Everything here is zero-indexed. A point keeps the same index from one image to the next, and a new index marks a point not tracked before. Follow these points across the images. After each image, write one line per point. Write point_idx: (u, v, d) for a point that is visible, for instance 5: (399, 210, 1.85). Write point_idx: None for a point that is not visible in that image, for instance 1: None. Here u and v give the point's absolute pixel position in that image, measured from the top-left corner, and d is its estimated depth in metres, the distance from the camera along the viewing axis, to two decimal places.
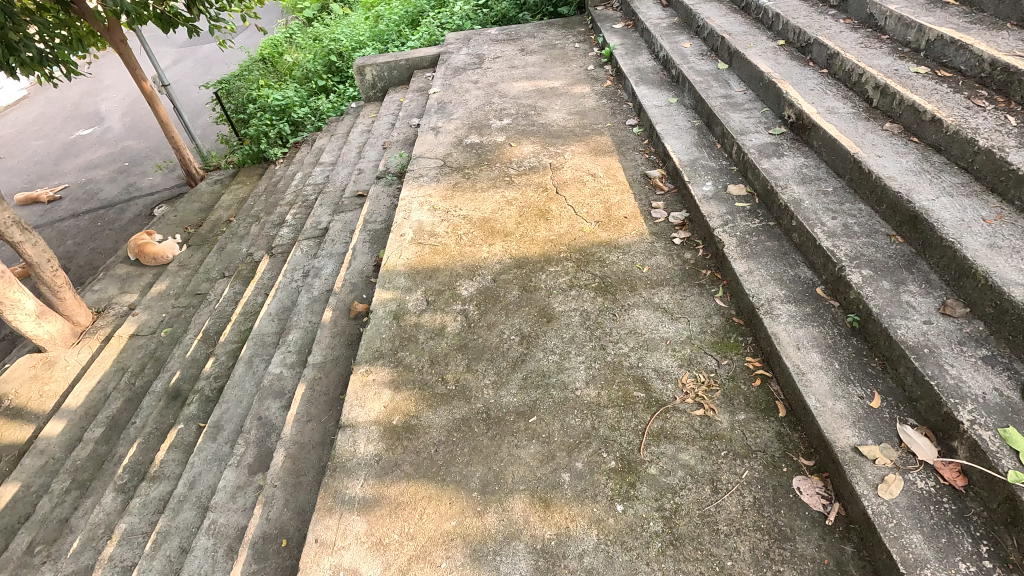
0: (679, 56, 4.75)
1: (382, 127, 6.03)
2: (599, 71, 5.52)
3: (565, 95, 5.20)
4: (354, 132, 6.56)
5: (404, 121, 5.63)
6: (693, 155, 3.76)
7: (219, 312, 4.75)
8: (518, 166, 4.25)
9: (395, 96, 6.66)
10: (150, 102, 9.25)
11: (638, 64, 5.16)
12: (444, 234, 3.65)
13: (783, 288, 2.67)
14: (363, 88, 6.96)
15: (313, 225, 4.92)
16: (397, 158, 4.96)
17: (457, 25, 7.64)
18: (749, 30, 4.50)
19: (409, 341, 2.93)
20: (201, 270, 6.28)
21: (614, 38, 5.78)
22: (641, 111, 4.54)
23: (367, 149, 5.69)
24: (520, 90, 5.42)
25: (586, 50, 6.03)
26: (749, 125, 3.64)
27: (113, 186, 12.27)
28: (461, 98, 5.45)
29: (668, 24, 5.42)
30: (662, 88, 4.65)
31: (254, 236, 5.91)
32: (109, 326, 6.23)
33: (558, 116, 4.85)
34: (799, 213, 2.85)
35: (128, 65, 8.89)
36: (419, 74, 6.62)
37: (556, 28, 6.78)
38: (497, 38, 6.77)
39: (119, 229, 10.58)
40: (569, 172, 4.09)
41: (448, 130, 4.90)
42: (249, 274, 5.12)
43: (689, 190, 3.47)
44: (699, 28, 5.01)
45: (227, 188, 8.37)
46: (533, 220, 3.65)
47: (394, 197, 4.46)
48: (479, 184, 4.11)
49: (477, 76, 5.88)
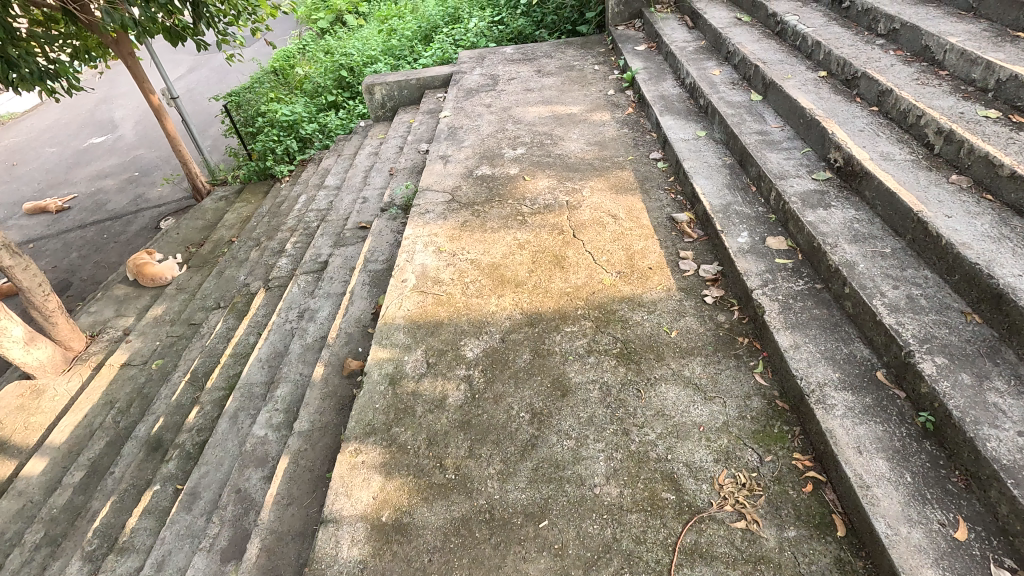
0: (707, 85, 4.41)
1: (390, 151, 5.75)
2: (619, 97, 5.20)
3: (583, 123, 4.89)
4: (361, 154, 6.29)
5: (413, 146, 5.34)
6: (725, 199, 3.41)
7: (210, 351, 4.46)
8: (532, 204, 3.92)
9: (404, 117, 6.39)
10: (158, 116, 9.05)
11: (663, 90, 4.83)
12: (449, 281, 3.33)
13: (837, 370, 2.30)
14: (372, 107, 6.69)
15: (313, 257, 4.63)
16: (403, 188, 4.66)
17: (471, 43, 7.36)
18: (785, 59, 4.15)
19: (405, 413, 2.59)
20: (198, 296, 6.02)
21: (636, 61, 5.46)
22: (666, 143, 4.21)
23: (373, 175, 5.41)
24: (536, 116, 5.11)
25: (606, 73, 5.72)
26: (790, 168, 3.28)
27: (122, 197, 12.14)
28: (473, 123, 5.16)
29: (695, 48, 5.09)
30: (689, 119, 4.31)
31: (253, 263, 5.64)
32: (102, 352, 5.98)
33: (576, 147, 4.53)
34: (853, 279, 2.49)
35: (136, 78, 8.70)
36: (430, 94, 6.34)
37: (574, 48, 6.48)
38: (512, 57, 6.48)
39: (124, 242, 10.41)
40: (587, 212, 3.75)
41: (458, 160, 4.59)
42: (244, 307, 4.84)
43: (722, 240, 3.11)
44: (729, 54, 4.68)
45: (232, 206, 8.14)
46: (548, 268, 3.32)
47: (397, 233, 4.15)
48: (490, 223, 3.79)
49: (490, 99, 5.58)
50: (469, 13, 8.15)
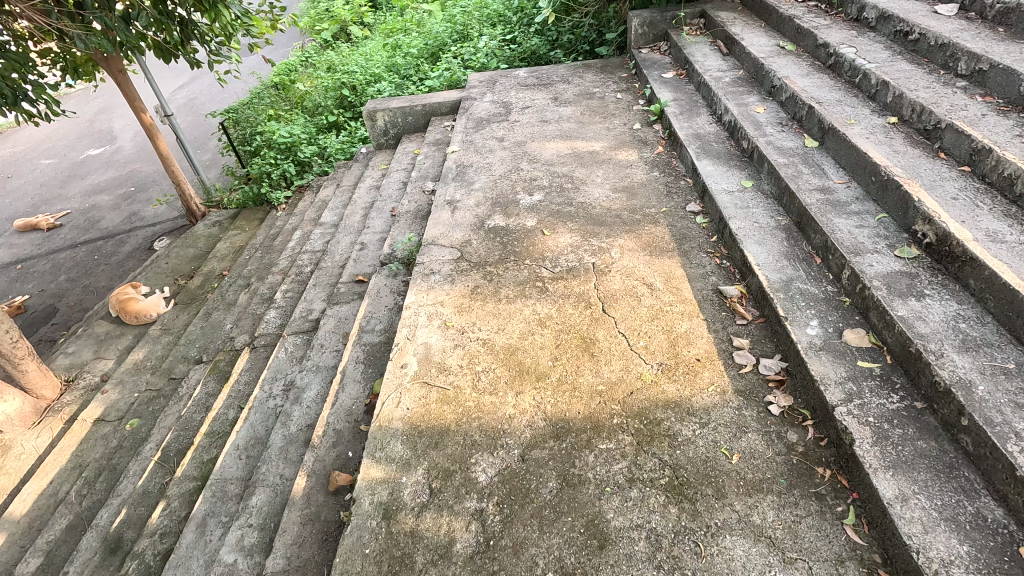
0: (751, 125, 3.89)
1: (392, 187, 5.26)
2: (646, 132, 4.68)
3: (607, 163, 4.38)
4: (361, 186, 5.79)
5: (418, 184, 4.84)
6: (785, 272, 2.88)
7: (185, 422, 3.95)
8: (553, 266, 3.40)
9: (409, 146, 5.90)
10: (150, 135, 8.57)
11: (697, 128, 4.32)
12: (457, 368, 2.81)
13: (963, 540, 1.77)
14: (374, 134, 6.19)
15: (304, 314, 4.12)
16: (405, 239, 4.13)
17: (480, 64, 6.86)
18: (844, 98, 3.62)
19: (404, 565, 2.07)
20: (182, 341, 5.52)
21: (665, 91, 4.95)
22: (706, 194, 3.68)
23: (372, 215, 4.90)
24: (554, 153, 4.61)
25: (630, 103, 5.22)
26: (865, 239, 2.75)
27: (116, 214, 11.72)
28: (483, 160, 4.66)
29: (732, 79, 4.57)
30: (730, 166, 3.79)
31: (241, 309, 5.14)
32: (76, 402, 5.48)
33: (601, 194, 4.01)
34: (975, 410, 1.95)
35: (127, 96, 8.22)
36: (437, 121, 5.86)
37: (593, 73, 5.98)
38: (526, 82, 5.99)
39: (115, 264, 9.95)
40: (617, 278, 3.23)
41: (468, 206, 4.08)
42: (226, 366, 4.33)
43: (788, 331, 2.57)
44: (773, 88, 4.15)
45: (225, 233, 7.68)
46: (574, 354, 2.79)
47: (398, 295, 3.63)
48: (504, 289, 3.26)
49: (503, 131, 5.09)
50: (479, 31, 7.65)
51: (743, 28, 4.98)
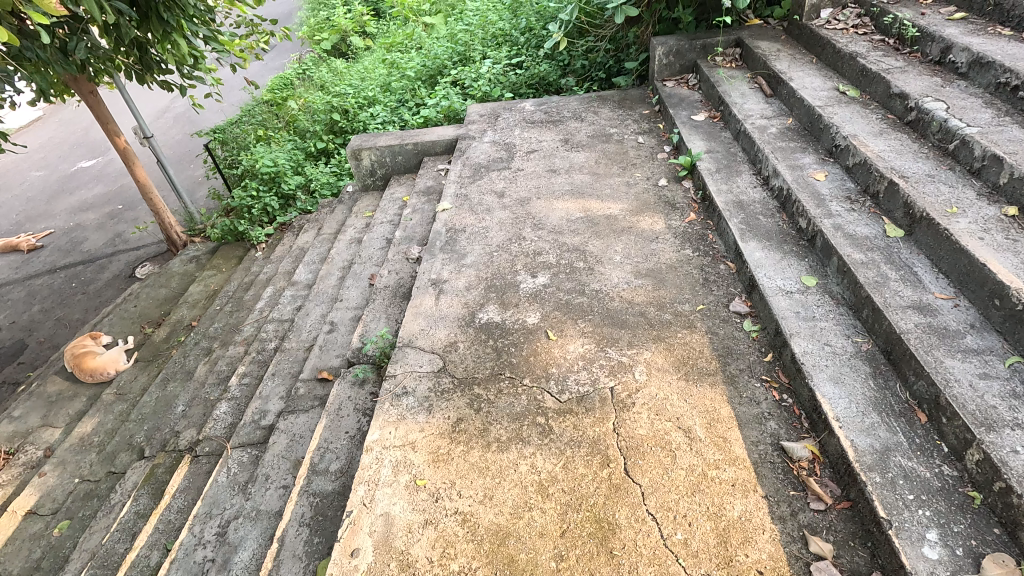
0: (810, 198, 3.10)
1: (375, 243, 4.52)
2: (673, 193, 3.91)
3: (628, 232, 3.62)
4: (341, 236, 5.06)
5: (402, 247, 4.11)
6: (878, 435, 2.09)
7: (105, 554, 3.22)
8: (559, 390, 2.63)
9: (398, 189, 5.16)
10: (126, 160, 7.89)
11: (737, 193, 3.54)
12: (427, 563, 2.06)
13: None
14: (359, 174, 5.45)
15: (257, 418, 3.40)
16: (378, 343, 3.18)
17: (483, 92, 6.11)
18: (937, 173, 2.82)
19: None
20: (134, 414, 4.81)
21: (696, 139, 4.17)
22: (755, 291, 2.90)
23: (348, 282, 4.17)
24: (564, 216, 3.86)
25: (654, 150, 4.45)
26: (999, 403, 1.97)
27: (101, 236, 11.09)
28: (480, 222, 3.92)
29: (779, 130, 3.78)
30: (784, 252, 3.01)
31: (196, 387, 4.43)
32: (12, 483, 4.79)
33: (621, 278, 3.25)
34: None
35: (100, 119, 7.53)
36: (430, 163, 5.13)
37: (610, 108, 5.22)
38: (533, 118, 5.24)
39: (92, 294, 9.31)
40: (643, 417, 2.46)
41: (457, 289, 3.33)
42: (165, 473, 3.60)
43: (894, 548, 1.79)
44: (835, 148, 3.36)
45: (201, 274, 6.98)
46: (586, 549, 2.03)
47: (364, 413, 2.89)
48: (495, 426, 2.51)
49: (504, 182, 4.34)
50: (481, 51, 6.89)
51: (791, 65, 4.19)
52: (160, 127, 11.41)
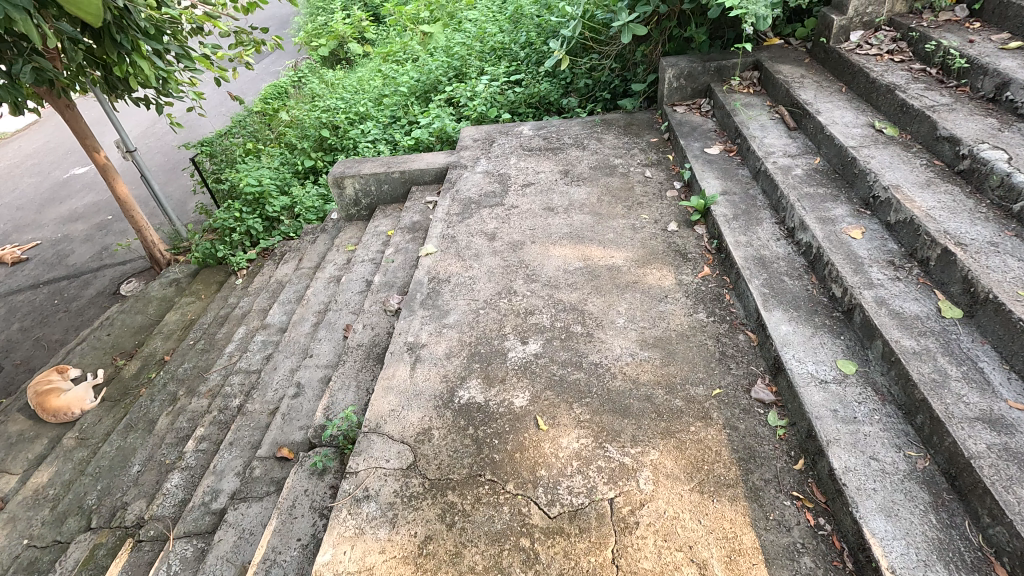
0: (845, 261, 2.66)
1: (353, 286, 4.11)
2: (685, 240, 3.48)
3: (633, 288, 3.18)
4: (319, 273, 4.64)
5: (381, 295, 3.69)
6: None
7: None
8: (548, 502, 2.20)
9: (383, 222, 4.75)
10: (105, 176, 7.52)
11: (758, 247, 3.10)
12: None
13: None
14: (342, 204, 5.04)
15: (208, 500, 2.98)
16: (340, 427, 2.74)
17: (479, 112, 5.70)
18: (1002, 240, 2.39)
19: None
20: (91, 466, 4.41)
21: (710, 177, 3.74)
22: (781, 375, 2.46)
23: (320, 333, 3.75)
24: (561, 266, 3.42)
25: (663, 186, 4.02)
26: None
27: (88, 249, 10.74)
28: (466, 271, 3.50)
29: (806, 172, 3.34)
30: (814, 326, 2.57)
31: (155, 443, 4.02)
32: None
33: (624, 348, 2.82)
34: None
35: (78, 133, 7.16)
36: (418, 194, 4.72)
37: (614, 135, 4.80)
38: (531, 145, 4.82)
39: (73, 312, 8.94)
40: (648, 545, 2.03)
41: (436, 357, 2.91)
42: (107, 555, 3.19)
43: None
44: (872, 199, 2.93)
45: (179, 300, 6.58)
46: None
47: (321, 513, 2.47)
48: (470, 551, 2.08)
49: (496, 221, 3.92)
50: (479, 67, 6.47)
51: (817, 95, 3.75)
52: (148, 137, 11.03)
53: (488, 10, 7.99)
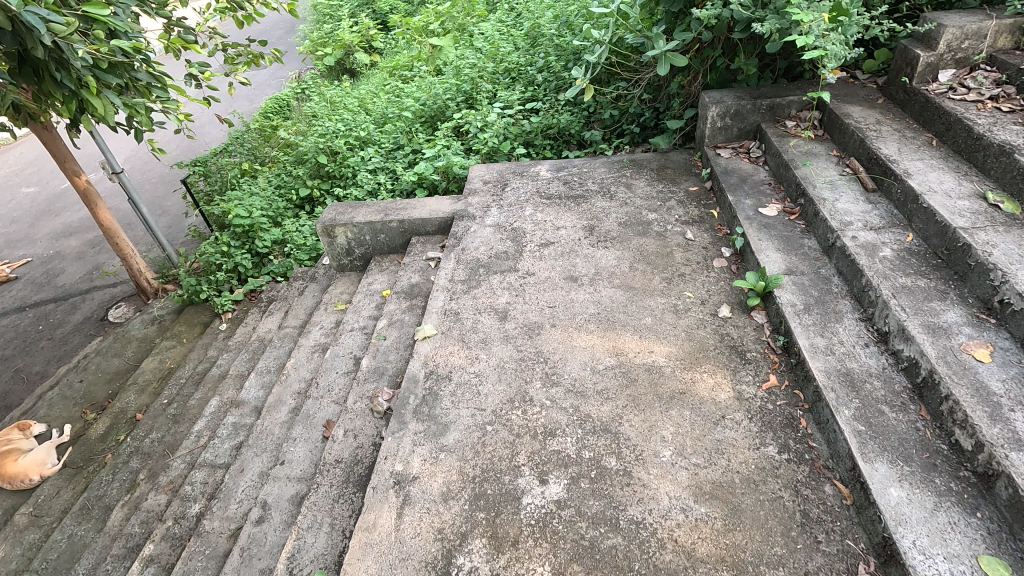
0: (976, 400, 2.02)
1: (340, 365, 3.49)
2: (741, 332, 2.83)
3: (680, 402, 2.53)
4: (303, 337, 4.02)
5: (368, 387, 3.07)
6: None
7: None
8: None
9: (377, 278, 4.13)
10: (87, 201, 6.96)
11: (841, 355, 2.44)
12: None
13: None
14: (333, 253, 4.42)
15: None
16: None
17: (490, 147, 5.09)
18: None
19: None
20: (35, 560, 3.82)
21: (769, 248, 3.08)
22: (896, 568, 1.80)
23: (295, 428, 3.13)
24: (588, 363, 2.78)
25: (708, 254, 3.36)
26: None
27: (79, 268, 10.23)
28: (470, 366, 2.86)
29: (898, 253, 2.68)
30: (937, 491, 1.91)
31: (104, 546, 3.43)
32: None
33: (674, 499, 2.17)
34: None
35: (57, 156, 6.60)
36: (418, 248, 4.10)
37: (646, 181, 4.14)
38: (550, 192, 4.18)
39: (56, 341, 8.42)
40: None
41: (430, 498, 2.29)
42: None
43: None
44: (999, 304, 2.28)
45: (160, 343, 6.01)
46: None
47: None
48: None
49: (508, 295, 3.28)
50: (490, 91, 5.83)
51: (902, 149, 3.09)
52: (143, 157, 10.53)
53: (501, 25, 7.36)
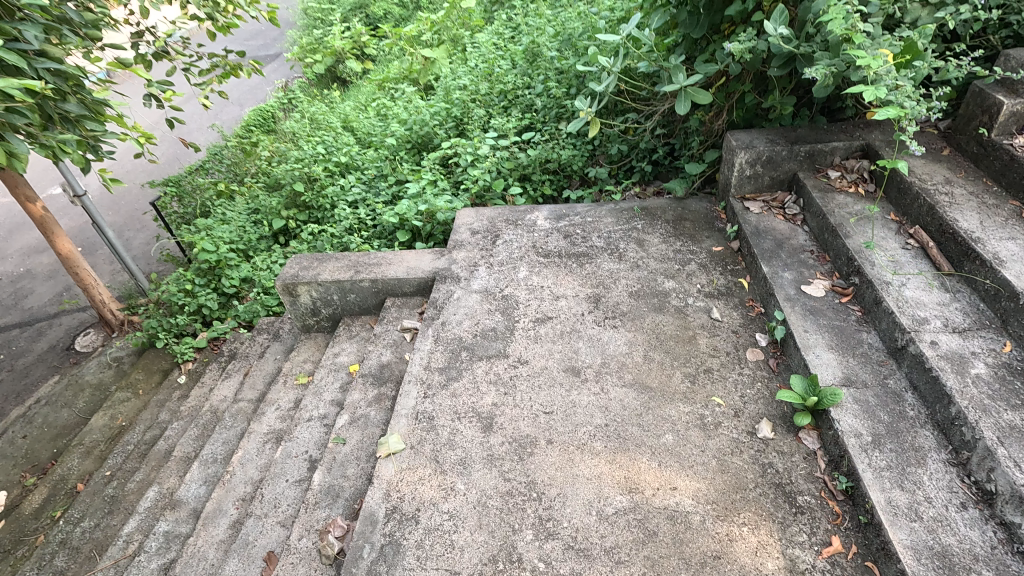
0: None
1: (291, 467, 2.88)
2: (787, 463, 2.22)
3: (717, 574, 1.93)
4: (255, 420, 3.41)
5: (318, 513, 2.46)
6: None
7: None
8: None
9: (345, 348, 3.53)
10: (43, 230, 6.33)
11: (931, 523, 1.84)
12: None
13: None
14: (296, 313, 3.82)
15: None
16: None
17: (482, 184, 4.50)
18: None
19: None
20: None
21: (819, 345, 2.48)
22: None
23: (228, 562, 2.52)
24: (594, 504, 2.17)
25: (740, 343, 2.76)
26: None
27: (47, 289, 9.60)
28: (444, 500, 2.26)
29: (996, 373, 2.09)
30: None
31: None
32: None
33: None
34: None
35: (8, 182, 5.95)
36: (392, 314, 3.50)
37: (661, 237, 3.54)
38: (549, 247, 3.58)
39: (16, 373, 7.80)
40: None
41: None
42: None
43: None
44: None
45: (114, 393, 5.39)
46: None
47: None
48: None
49: (494, 392, 2.67)
50: (483, 117, 5.23)
51: (984, 224, 2.50)
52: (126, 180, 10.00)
53: (497, 38, 6.74)
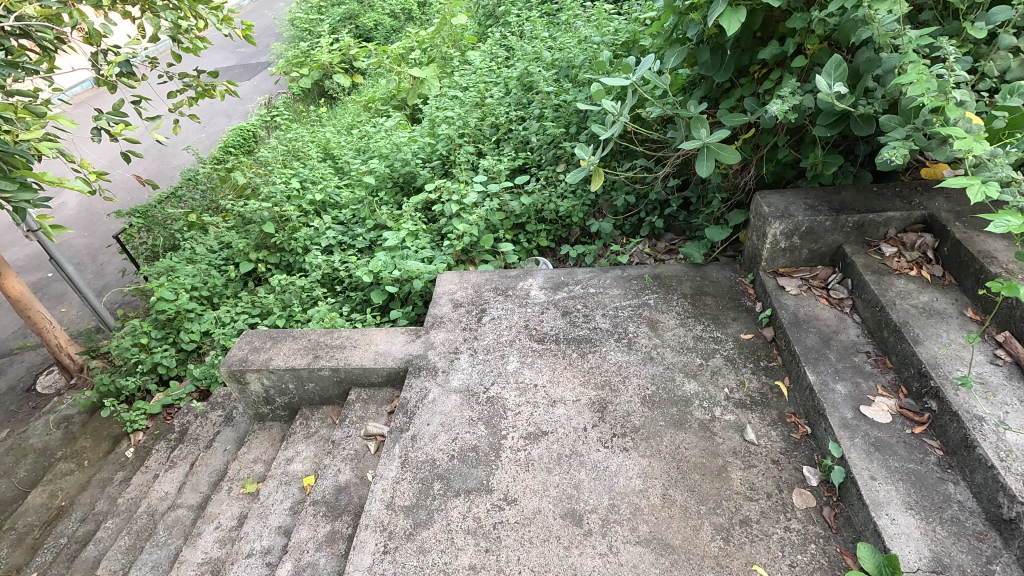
0: None
1: None
2: None
3: None
4: (189, 542, 2.83)
5: None
6: None
7: None
8: None
9: (301, 451, 2.95)
10: None
11: None
12: None
13: None
14: (247, 401, 3.24)
15: None
16: None
17: (468, 237, 3.91)
18: None
19: None
20: None
21: (893, 502, 1.91)
22: None
23: None
24: None
25: (784, 479, 2.19)
26: None
27: (11, 320, 8.98)
28: None
29: None
30: None
31: None
32: None
33: None
34: None
35: None
36: (355, 410, 2.93)
37: (678, 317, 2.97)
38: (545, 329, 3.00)
39: None
40: None
41: None
42: None
43: None
44: None
45: (57, 463, 4.80)
46: None
47: None
48: None
49: (472, 547, 2.11)
50: (473, 154, 4.66)
51: None
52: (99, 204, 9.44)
53: (490, 60, 6.16)
